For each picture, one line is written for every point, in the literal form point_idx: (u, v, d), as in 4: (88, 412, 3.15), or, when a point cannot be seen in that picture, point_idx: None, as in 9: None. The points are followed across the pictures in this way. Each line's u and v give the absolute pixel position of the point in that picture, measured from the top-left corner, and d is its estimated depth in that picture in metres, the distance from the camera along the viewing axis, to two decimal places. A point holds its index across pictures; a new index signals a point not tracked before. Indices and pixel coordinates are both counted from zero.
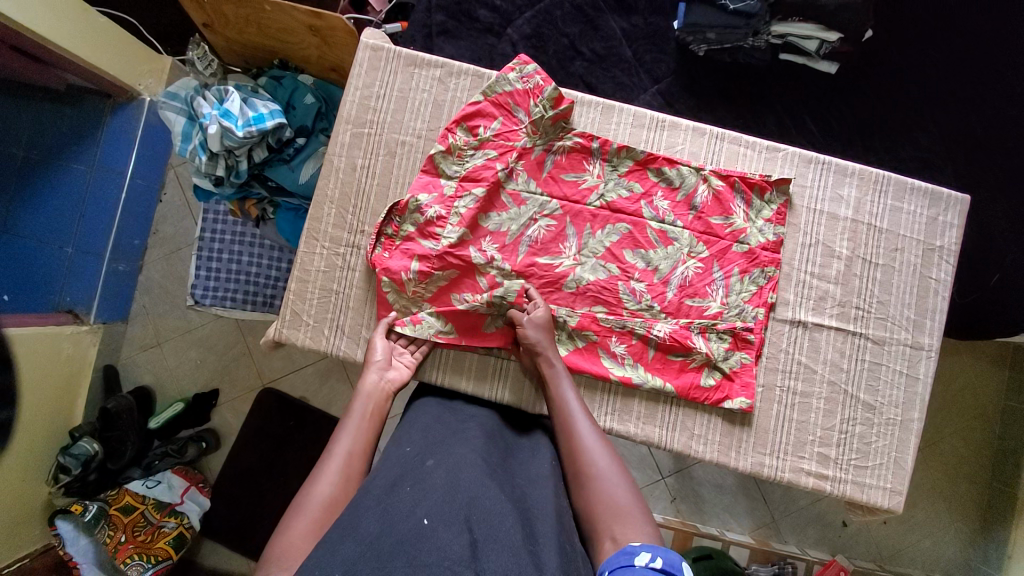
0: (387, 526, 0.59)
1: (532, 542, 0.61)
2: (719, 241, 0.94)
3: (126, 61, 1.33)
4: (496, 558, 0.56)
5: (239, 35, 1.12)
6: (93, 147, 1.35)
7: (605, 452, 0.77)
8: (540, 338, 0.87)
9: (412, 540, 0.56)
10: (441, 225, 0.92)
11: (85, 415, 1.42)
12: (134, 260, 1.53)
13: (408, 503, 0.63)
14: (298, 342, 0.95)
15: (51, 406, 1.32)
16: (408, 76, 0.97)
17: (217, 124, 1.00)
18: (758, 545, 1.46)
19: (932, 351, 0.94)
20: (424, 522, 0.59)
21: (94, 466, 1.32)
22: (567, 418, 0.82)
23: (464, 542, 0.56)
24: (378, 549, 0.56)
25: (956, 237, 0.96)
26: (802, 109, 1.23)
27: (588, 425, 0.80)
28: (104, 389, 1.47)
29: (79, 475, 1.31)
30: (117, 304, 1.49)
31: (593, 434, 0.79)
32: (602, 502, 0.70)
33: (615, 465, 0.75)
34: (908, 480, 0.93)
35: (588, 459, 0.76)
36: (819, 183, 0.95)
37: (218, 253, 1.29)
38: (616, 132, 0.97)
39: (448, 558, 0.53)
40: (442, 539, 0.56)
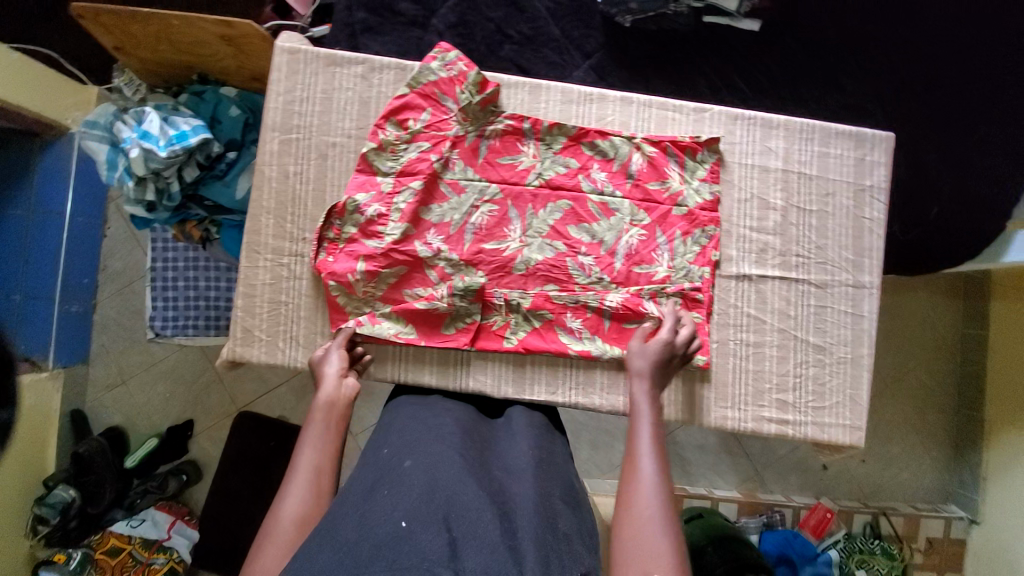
0: (363, 531, 0.61)
1: (511, 536, 0.63)
2: (659, 207, 0.95)
3: (50, 98, 1.33)
4: (474, 556, 0.59)
5: (153, 54, 1.07)
6: (28, 191, 1.37)
7: (662, 495, 0.71)
8: (643, 365, 0.86)
9: (389, 544, 0.59)
10: (382, 223, 0.91)
11: (60, 463, 1.46)
12: (88, 300, 1.53)
13: (386, 502, 0.64)
14: (254, 358, 0.92)
15: (22, 458, 1.36)
16: (329, 76, 0.95)
17: (138, 146, 0.97)
18: (745, 499, 1.59)
19: (873, 288, 0.97)
20: (402, 525, 0.60)
21: (74, 513, 1.37)
22: (634, 448, 0.77)
23: (443, 541, 0.59)
24: (356, 556, 0.57)
25: (884, 174, 0.99)
26: (731, 70, 1.26)
27: (654, 465, 0.75)
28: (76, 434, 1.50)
29: (59, 524, 1.35)
30: (74, 345, 1.49)
31: (654, 457, 0.76)
32: (638, 539, 0.67)
33: (668, 514, 0.70)
34: (866, 414, 0.96)
35: (639, 494, 0.71)
36: (747, 138, 0.97)
37: (172, 281, 1.28)
38: (547, 110, 0.97)
39: (427, 560, 0.56)
40: (421, 542, 0.59)
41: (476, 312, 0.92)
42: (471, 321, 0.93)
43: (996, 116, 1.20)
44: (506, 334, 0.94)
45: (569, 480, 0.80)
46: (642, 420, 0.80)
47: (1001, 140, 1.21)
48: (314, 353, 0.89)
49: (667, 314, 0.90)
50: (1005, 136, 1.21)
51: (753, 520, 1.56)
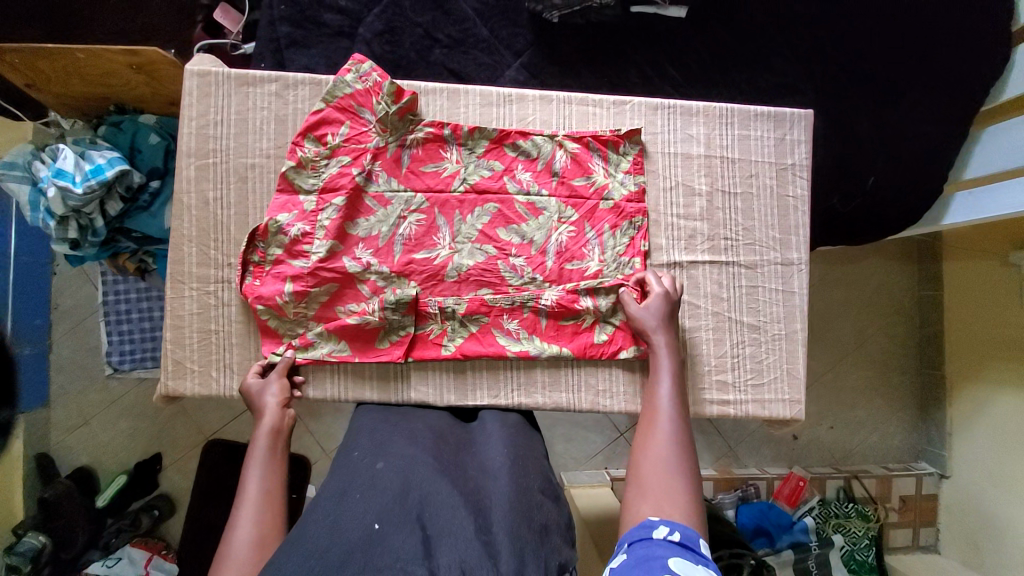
0: (334, 536, 0.62)
1: (486, 531, 0.65)
2: (586, 202, 0.96)
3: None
4: (448, 552, 0.62)
5: (64, 89, 1.04)
6: None
7: (676, 444, 0.78)
8: (654, 322, 0.89)
9: (364, 544, 0.62)
10: (308, 242, 0.91)
11: (28, 508, 1.41)
12: (41, 341, 1.50)
13: (357, 506, 0.67)
14: (189, 390, 0.92)
15: None
16: (242, 97, 0.94)
17: (53, 185, 0.94)
18: (720, 475, 1.62)
19: (801, 265, 0.99)
20: (375, 527, 0.64)
21: (45, 560, 1.32)
22: (654, 403, 0.84)
23: (417, 540, 0.63)
24: (328, 561, 0.59)
25: (805, 152, 1.01)
26: (661, 58, 1.27)
27: (670, 419, 0.81)
28: (41, 478, 1.45)
29: (31, 572, 1.31)
30: (32, 387, 1.48)
31: (674, 407, 0.83)
32: (656, 480, 0.73)
33: (684, 462, 0.76)
34: (804, 388, 0.98)
35: (656, 443, 0.78)
36: (668, 127, 0.98)
37: (127, 313, 1.28)
38: (467, 115, 0.97)
39: (400, 560, 0.60)
40: (393, 542, 0.62)
41: (411, 323, 0.93)
42: (405, 334, 0.93)
43: (920, 84, 1.24)
44: (444, 341, 0.94)
45: (545, 475, 0.80)
46: (661, 376, 0.86)
47: (928, 106, 1.24)
48: (248, 379, 0.88)
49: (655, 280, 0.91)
50: (931, 102, 1.24)
51: (729, 496, 1.59)
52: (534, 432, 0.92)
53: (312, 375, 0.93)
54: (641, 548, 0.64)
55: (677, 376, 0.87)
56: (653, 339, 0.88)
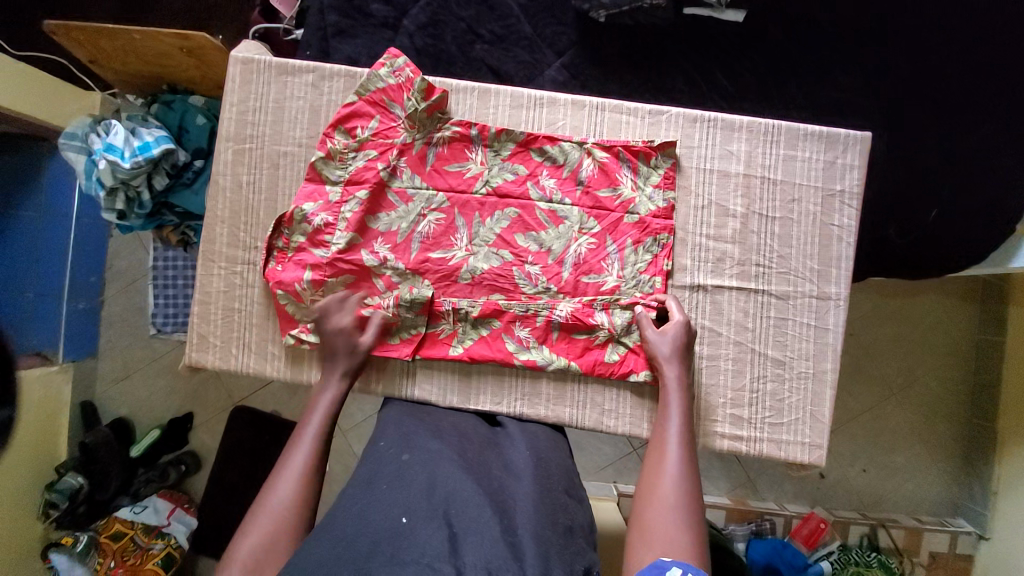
0: (361, 527, 0.64)
1: (511, 533, 0.65)
2: (610, 214, 0.92)
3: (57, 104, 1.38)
4: (475, 551, 0.61)
5: (123, 66, 1.10)
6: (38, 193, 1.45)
7: (685, 488, 0.75)
8: (667, 351, 0.86)
9: (390, 537, 0.63)
10: (329, 232, 0.92)
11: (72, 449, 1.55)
12: (95, 297, 1.62)
13: (386, 498, 0.69)
14: (209, 363, 0.96)
15: (34, 447, 1.45)
16: (280, 85, 0.96)
17: (104, 159, 1.01)
18: (734, 506, 1.55)
19: (839, 300, 0.92)
20: (402, 520, 0.65)
21: (81, 499, 1.45)
22: (663, 442, 0.81)
23: (443, 536, 0.63)
24: (356, 550, 0.60)
25: (857, 179, 0.93)
26: (712, 66, 1.20)
27: (678, 459, 0.78)
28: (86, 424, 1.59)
29: (68, 508, 1.44)
30: (83, 341, 1.60)
31: (683, 446, 0.80)
32: (659, 527, 0.71)
33: (691, 507, 0.73)
34: (828, 433, 0.92)
35: (662, 485, 0.75)
36: (705, 142, 0.92)
37: (173, 279, 1.36)
38: (496, 116, 0.95)
39: (427, 555, 0.60)
40: (421, 537, 0.62)
41: (422, 322, 0.93)
42: (415, 333, 0.93)
43: (1008, 110, 1.11)
44: (453, 342, 0.94)
45: (567, 474, 0.83)
46: (671, 411, 0.83)
47: (1014, 135, 1.12)
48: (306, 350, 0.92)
49: (670, 305, 0.88)
50: (1016, 130, 1.12)
51: (741, 528, 1.52)
52: (558, 434, 0.93)
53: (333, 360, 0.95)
54: None
55: (687, 415, 0.84)
56: (664, 371, 0.85)
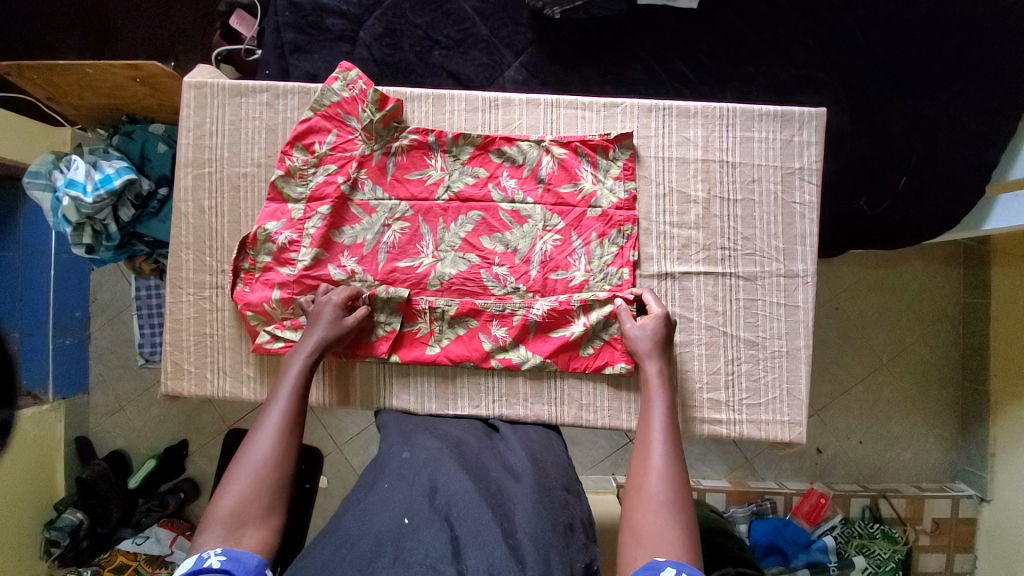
0: (365, 527, 0.65)
1: (512, 536, 0.65)
2: (573, 210, 0.92)
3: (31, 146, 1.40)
4: (476, 554, 0.61)
5: (81, 100, 1.10)
6: (15, 232, 1.44)
7: (673, 481, 0.73)
8: (647, 345, 0.85)
9: (394, 538, 0.63)
10: (295, 249, 0.93)
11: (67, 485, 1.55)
12: (81, 332, 1.62)
13: (392, 499, 0.69)
14: (185, 390, 0.96)
15: (28, 487, 1.44)
16: (235, 107, 0.96)
17: (66, 195, 1.01)
18: (734, 488, 1.55)
19: (807, 277, 0.92)
20: (404, 521, 0.65)
21: (83, 534, 1.46)
22: (648, 436, 0.79)
23: (445, 539, 0.63)
24: (359, 553, 0.61)
25: (816, 155, 0.93)
26: (671, 53, 1.21)
27: (664, 452, 0.76)
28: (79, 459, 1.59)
29: (70, 545, 1.44)
30: (72, 376, 1.60)
31: (668, 439, 0.78)
32: (650, 525, 0.69)
33: (680, 501, 0.71)
34: (806, 409, 0.93)
35: (650, 482, 0.73)
36: (662, 130, 0.92)
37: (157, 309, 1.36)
38: (451, 120, 0.95)
39: (430, 557, 0.60)
40: (424, 538, 0.63)
41: (397, 320, 0.94)
42: (392, 329, 0.93)
43: (969, 75, 1.12)
44: (430, 341, 0.94)
45: (563, 470, 0.82)
46: (655, 403, 0.82)
47: (975, 98, 1.12)
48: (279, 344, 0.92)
49: (648, 296, 0.88)
50: (976, 93, 1.12)
51: (742, 510, 1.52)
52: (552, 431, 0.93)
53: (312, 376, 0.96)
54: None
55: (670, 406, 0.83)
56: (644, 366, 0.85)
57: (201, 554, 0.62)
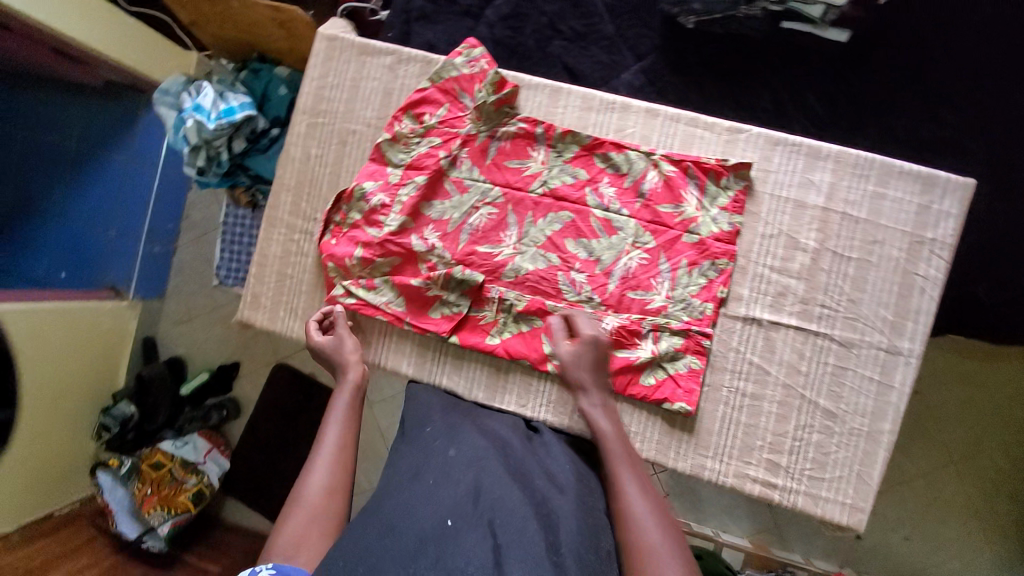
0: (409, 522, 0.65)
1: (556, 551, 0.63)
2: (668, 231, 0.88)
3: (156, 62, 1.54)
4: (518, 564, 0.60)
5: (219, 31, 1.17)
6: (131, 140, 1.61)
7: (649, 509, 0.74)
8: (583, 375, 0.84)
9: (435, 538, 0.63)
10: (384, 213, 0.94)
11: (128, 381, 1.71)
12: (169, 243, 1.77)
13: (433, 497, 0.68)
14: (258, 321, 1.01)
15: (97, 372, 1.61)
16: (360, 65, 0.99)
17: (192, 118, 1.08)
18: (755, 550, 1.45)
19: (911, 358, 0.84)
20: (447, 523, 0.65)
21: (132, 426, 1.58)
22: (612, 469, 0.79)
23: (487, 547, 0.62)
24: (404, 549, 0.62)
25: (953, 229, 0.84)
26: (805, 84, 1.16)
27: (632, 478, 0.77)
28: (143, 357, 1.74)
29: (118, 433, 1.56)
30: (153, 279, 1.74)
31: (629, 466, 0.79)
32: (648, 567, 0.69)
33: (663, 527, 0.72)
34: (873, 497, 0.84)
35: (631, 520, 0.73)
36: (785, 166, 0.86)
37: (239, 236, 1.43)
38: (564, 116, 0.93)
39: (473, 562, 0.60)
40: (465, 543, 0.62)
41: (465, 303, 0.93)
42: (456, 311, 0.93)
43: None
44: (491, 332, 0.93)
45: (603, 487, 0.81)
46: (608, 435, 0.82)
47: None
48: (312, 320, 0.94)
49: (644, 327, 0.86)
50: None
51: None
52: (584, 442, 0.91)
53: (372, 338, 0.98)
54: None
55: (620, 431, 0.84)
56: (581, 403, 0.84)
57: (254, 569, 0.67)
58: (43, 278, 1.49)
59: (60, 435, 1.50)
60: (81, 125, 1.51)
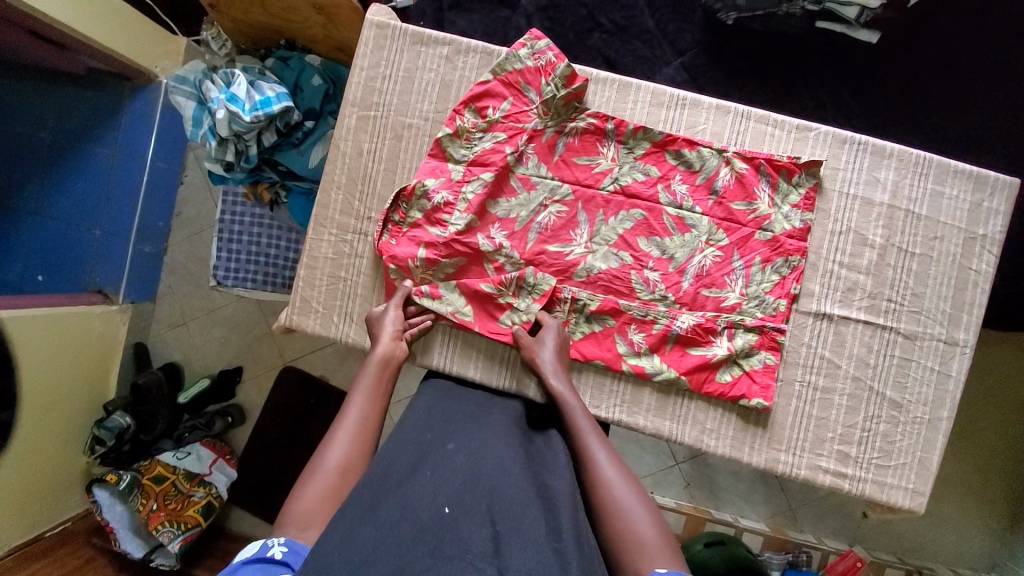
0: (405, 511, 0.57)
1: (557, 536, 0.57)
2: (741, 228, 0.88)
3: (143, 45, 1.36)
4: (520, 553, 0.53)
5: (244, 15, 1.07)
6: (115, 130, 1.40)
7: (622, 476, 0.71)
8: (549, 359, 0.84)
9: (434, 530, 0.55)
10: (448, 211, 0.90)
11: (119, 389, 1.49)
12: (160, 242, 1.56)
13: (425, 487, 0.61)
14: (308, 328, 0.94)
15: (85, 381, 1.38)
16: (414, 54, 0.94)
17: (225, 108, 0.99)
18: (773, 532, 1.33)
19: (967, 348, 0.88)
20: (445, 511, 0.58)
21: (127, 438, 1.38)
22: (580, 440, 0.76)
23: (487, 535, 0.55)
24: (398, 536, 0.54)
25: (1002, 225, 0.88)
26: (840, 83, 1.12)
27: (603, 449, 0.74)
28: (135, 365, 1.53)
29: (113, 446, 1.36)
30: (144, 283, 1.54)
31: (595, 437, 0.76)
32: (624, 535, 0.65)
33: (635, 495, 0.69)
34: (933, 481, 0.88)
35: (605, 490, 0.69)
36: (853, 164, 0.88)
37: (238, 235, 1.23)
38: (633, 112, 0.92)
39: (469, 553, 0.52)
40: (464, 530, 0.55)
41: (536, 308, 0.88)
42: (529, 318, 0.88)
43: None
44: None
45: None
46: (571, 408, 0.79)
47: None
48: (372, 310, 0.89)
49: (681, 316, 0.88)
50: None
51: (778, 557, 1.30)
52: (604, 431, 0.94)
53: (434, 343, 0.93)
54: None
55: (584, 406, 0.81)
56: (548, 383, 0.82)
57: (263, 543, 0.60)
58: (16, 282, 1.27)
59: (48, 457, 1.29)
60: (57, 111, 1.31)
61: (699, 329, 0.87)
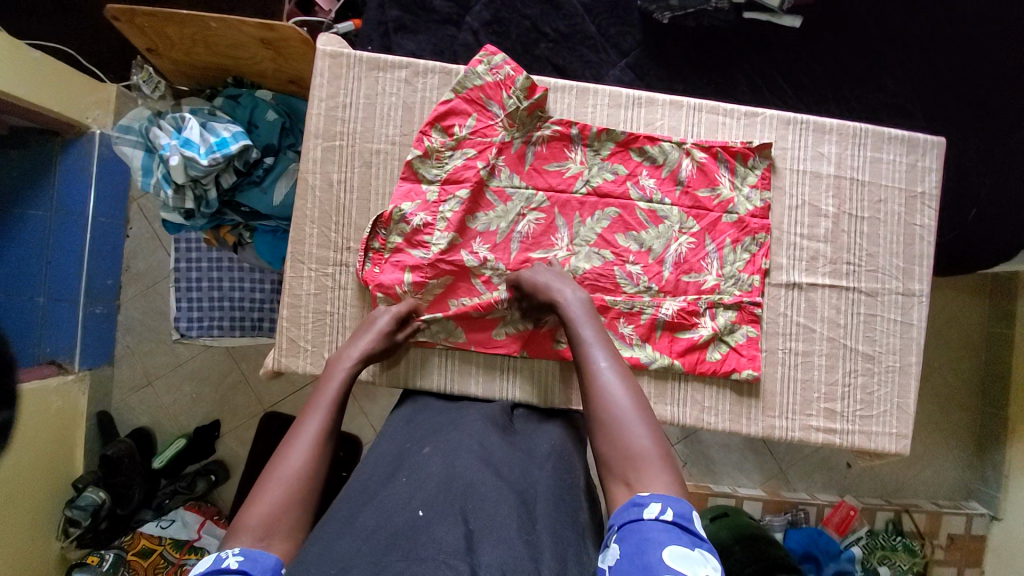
0: (381, 520, 0.57)
1: (529, 529, 0.57)
2: (709, 214, 0.94)
3: (71, 97, 1.25)
4: (492, 549, 0.53)
5: (185, 56, 1.06)
6: (48, 191, 1.28)
7: (625, 388, 0.69)
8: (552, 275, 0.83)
9: (407, 534, 0.54)
10: (428, 232, 0.90)
11: (87, 464, 1.37)
12: (110, 301, 1.44)
13: (401, 493, 0.60)
14: (299, 368, 0.92)
15: (48, 461, 1.27)
16: (373, 80, 0.94)
17: (178, 154, 0.95)
18: (770, 496, 1.40)
19: (923, 296, 0.96)
20: (418, 514, 0.56)
21: (103, 514, 1.28)
22: (582, 349, 0.74)
23: (459, 533, 0.53)
24: (373, 544, 0.54)
25: (936, 181, 0.97)
26: (774, 69, 1.20)
27: (607, 358, 0.72)
28: (101, 436, 1.41)
29: (89, 526, 1.26)
30: (100, 347, 1.42)
31: (602, 347, 0.73)
32: (619, 443, 0.64)
33: (636, 406, 0.67)
34: (912, 423, 0.96)
35: (605, 400, 0.68)
36: (799, 143, 0.95)
37: (196, 282, 1.18)
38: (594, 115, 0.96)
39: (441, 552, 0.51)
40: (437, 532, 0.53)
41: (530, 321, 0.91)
42: (523, 329, 0.91)
43: None
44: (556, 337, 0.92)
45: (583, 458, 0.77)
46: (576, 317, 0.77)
47: None
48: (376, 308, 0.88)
49: (665, 302, 0.92)
50: None
51: (779, 519, 1.37)
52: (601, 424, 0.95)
53: (432, 369, 0.92)
54: (636, 533, 0.56)
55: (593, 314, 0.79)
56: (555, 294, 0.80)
57: (218, 554, 0.57)
58: None
59: (14, 551, 1.17)
60: None
61: (683, 312, 0.92)
